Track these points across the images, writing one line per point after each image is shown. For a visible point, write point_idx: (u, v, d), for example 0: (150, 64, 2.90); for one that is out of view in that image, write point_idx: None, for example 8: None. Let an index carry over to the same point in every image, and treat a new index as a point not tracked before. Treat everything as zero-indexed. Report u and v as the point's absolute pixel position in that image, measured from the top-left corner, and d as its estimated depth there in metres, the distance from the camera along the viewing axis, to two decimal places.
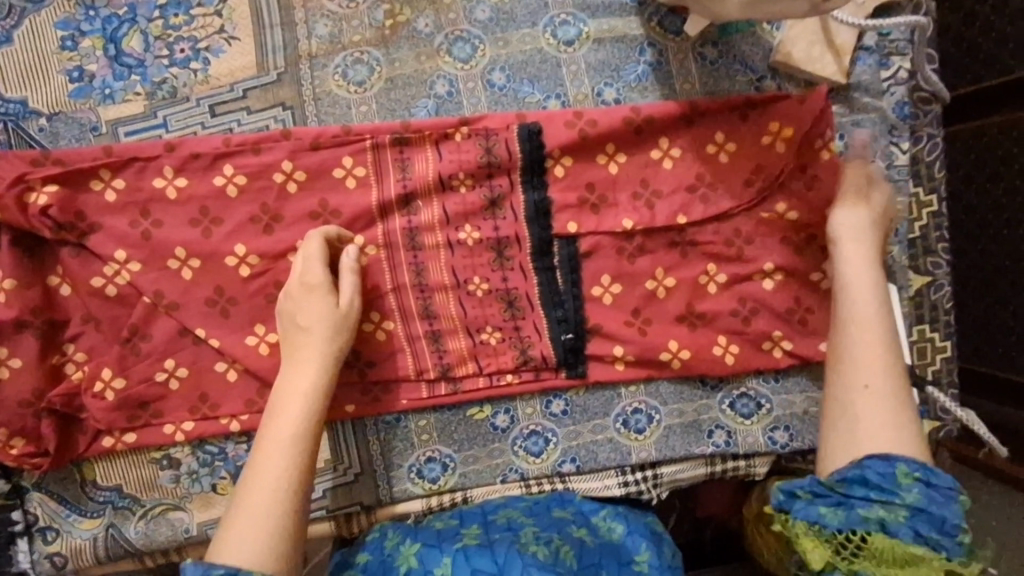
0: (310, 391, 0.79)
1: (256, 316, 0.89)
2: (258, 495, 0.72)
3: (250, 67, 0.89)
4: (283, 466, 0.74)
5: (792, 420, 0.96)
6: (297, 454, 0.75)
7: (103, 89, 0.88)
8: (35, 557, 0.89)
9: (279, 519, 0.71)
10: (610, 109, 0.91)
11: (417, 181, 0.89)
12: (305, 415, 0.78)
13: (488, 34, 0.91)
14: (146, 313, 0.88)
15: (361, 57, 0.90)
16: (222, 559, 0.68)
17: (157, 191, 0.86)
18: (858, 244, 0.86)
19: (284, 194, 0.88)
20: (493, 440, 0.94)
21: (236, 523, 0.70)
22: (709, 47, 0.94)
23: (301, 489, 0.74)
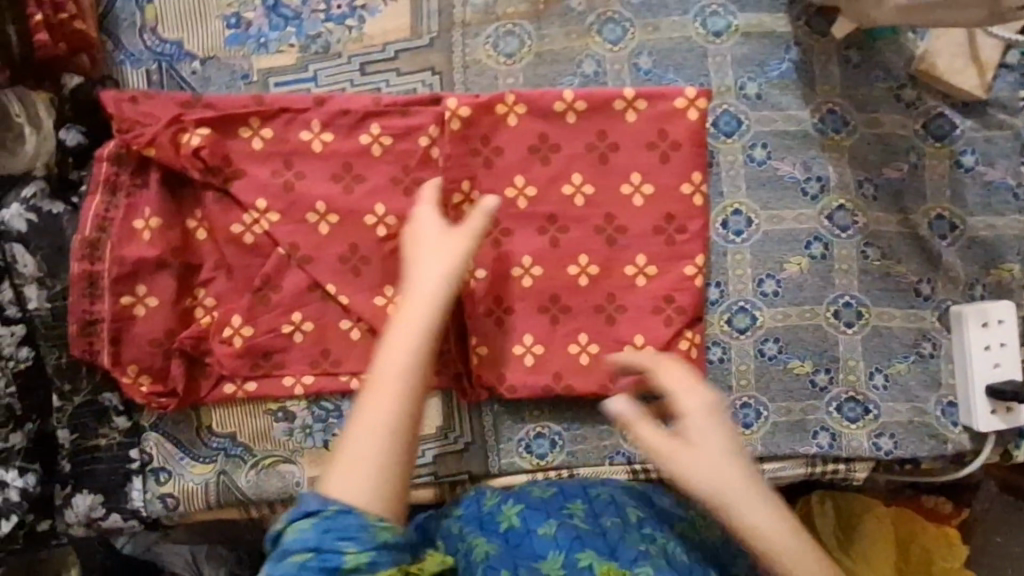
0: (414, 342, 0.67)
1: (389, 275, 0.89)
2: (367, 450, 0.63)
3: (403, 29, 0.89)
4: (387, 429, 0.64)
5: (897, 429, 0.98)
6: (400, 420, 0.65)
7: (258, 38, 0.88)
8: (148, 496, 0.89)
9: (396, 477, 0.64)
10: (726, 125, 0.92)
11: (560, 157, 0.89)
12: (407, 369, 0.66)
13: (639, 18, 0.91)
14: (281, 264, 0.88)
15: (512, 29, 0.90)
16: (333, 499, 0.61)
17: (304, 144, 0.87)
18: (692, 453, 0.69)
19: (427, 158, 0.88)
20: (603, 421, 0.95)
21: (344, 466, 0.63)
22: (853, 51, 0.95)
23: (406, 456, 0.64)
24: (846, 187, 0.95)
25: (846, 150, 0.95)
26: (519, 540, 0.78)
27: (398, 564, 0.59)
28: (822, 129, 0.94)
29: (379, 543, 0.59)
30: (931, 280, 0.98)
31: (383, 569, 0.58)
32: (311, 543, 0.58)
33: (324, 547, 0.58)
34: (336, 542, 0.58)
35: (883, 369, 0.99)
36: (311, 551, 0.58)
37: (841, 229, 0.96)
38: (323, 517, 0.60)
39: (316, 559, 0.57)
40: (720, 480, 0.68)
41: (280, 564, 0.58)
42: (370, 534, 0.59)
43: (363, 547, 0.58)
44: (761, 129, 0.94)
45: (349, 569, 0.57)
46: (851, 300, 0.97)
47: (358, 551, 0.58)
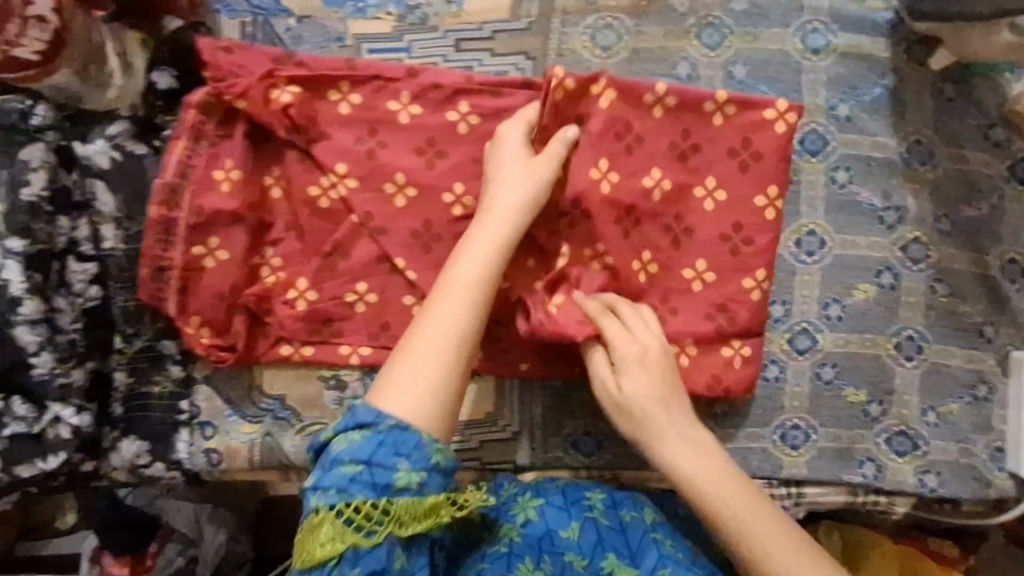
0: (481, 272, 0.75)
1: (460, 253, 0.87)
2: (422, 367, 0.69)
3: (501, 10, 0.88)
4: (444, 353, 0.70)
5: (943, 467, 0.97)
6: (457, 344, 0.71)
7: (356, 3, 0.88)
8: (193, 450, 0.87)
9: (451, 380, 0.69)
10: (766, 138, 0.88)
11: (644, 149, 0.87)
12: (469, 302, 0.73)
13: (739, 26, 0.91)
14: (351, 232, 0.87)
15: (611, 22, 0.89)
16: (393, 398, 0.67)
17: (389, 114, 0.86)
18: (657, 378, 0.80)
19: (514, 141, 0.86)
20: None
21: (404, 370, 0.69)
22: (947, 84, 0.94)
23: (458, 376, 0.70)
24: (924, 221, 0.94)
25: (928, 183, 0.94)
26: (543, 534, 0.78)
27: (444, 490, 0.66)
28: (907, 159, 0.94)
29: (430, 466, 0.65)
30: (996, 323, 0.97)
31: (431, 491, 0.64)
32: (364, 454, 0.63)
33: (374, 460, 0.63)
34: (389, 458, 0.64)
35: (936, 407, 0.98)
36: (363, 463, 0.63)
37: (913, 261, 0.95)
38: (378, 431, 0.65)
39: (367, 472, 0.63)
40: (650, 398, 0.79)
41: (331, 471, 0.64)
42: (424, 454, 0.64)
43: (416, 466, 0.64)
44: (847, 152, 0.93)
45: (398, 487, 0.63)
46: (914, 334, 0.96)
47: (410, 471, 0.64)
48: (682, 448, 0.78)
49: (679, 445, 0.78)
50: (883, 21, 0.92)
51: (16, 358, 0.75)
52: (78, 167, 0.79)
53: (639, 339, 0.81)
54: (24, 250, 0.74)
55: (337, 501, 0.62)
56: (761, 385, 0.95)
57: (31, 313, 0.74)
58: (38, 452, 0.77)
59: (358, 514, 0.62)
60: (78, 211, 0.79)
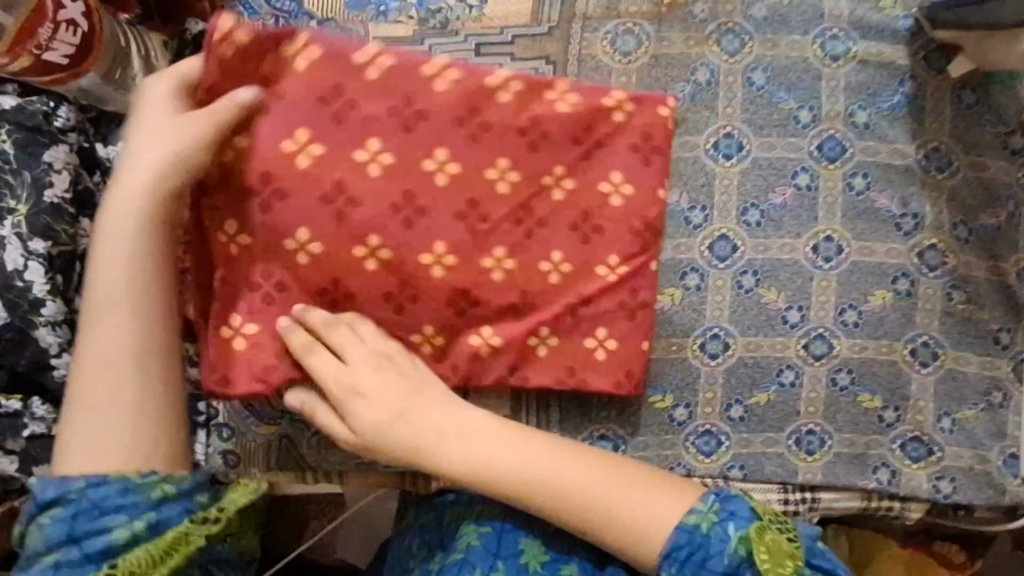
0: (142, 308, 0.76)
1: (483, 257, 0.84)
2: (100, 406, 0.73)
3: (523, 15, 0.89)
4: (117, 388, 0.75)
5: (958, 473, 0.97)
6: (127, 378, 0.75)
7: (379, 6, 0.88)
8: (211, 451, 0.91)
9: (151, 420, 0.75)
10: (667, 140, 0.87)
11: (661, 159, 0.86)
12: (138, 325, 0.75)
13: (760, 33, 0.91)
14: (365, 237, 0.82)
15: (632, 28, 0.89)
16: (75, 462, 0.72)
17: (415, 109, 0.82)
18: (384, 393, 0.81)
19: (534, 149, 0.84)
20: (667, 431, 0.94)
21: (82, 417, 0.73)
22: (967, 91, 0.94)
23: (153, 417, 0.75)
24: (941, 227, 0.95)
25: (947, 190, 0.94)
26: (508, 535, 0.81)
27: (187, 515, 0.74)
28: (926, 166, 0.94)
29: (154, 504, 0.73)
30: (1012, 330, 0.97)
31: (167, 522, 0.73)
32: (62, 532, 0.70)
33: (79, 532, 0.70)
34: (98, 520, 0.70)
35: (952, 413, 0.98)
36: (67, 543, 0.69)
37: (930, 268, 0.95)
38: (68, 505, 0.71)
39: (75, 551, 0.70)
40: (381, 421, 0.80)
41: (32, 569, 0.70)
42: (132, 508, 0.72)
43: (129, 521, 0.71)
44: (865, 158, 0.93)
45: (118, 544, 0.70)
46: (930, 340, 0.96)
47: (128, 522, 0.71)
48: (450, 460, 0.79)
49: (446, 439, 0.80)
50: (903, 28, 0.93)
51: (38, 358, 0.76)
52: (100, 169, 0.80)
53: (320, 351, 0.82)
54: (46, 251, 0.75)
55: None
56: (778, 390, 0.95)
57: (53, 314, 0.75)
58: (57, 452, 0.77)
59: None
60: (99, 213, 0.79)
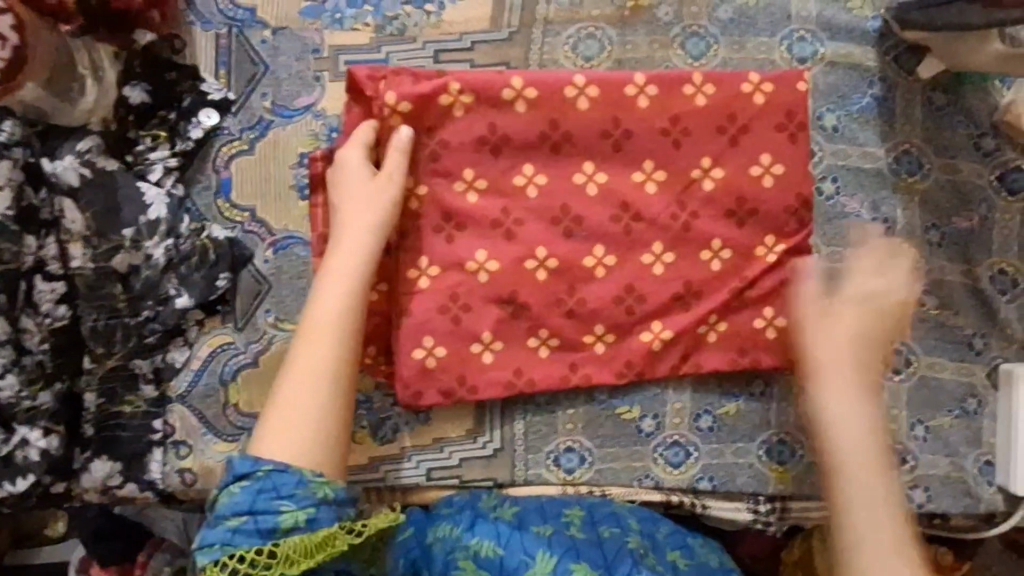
0: (345, 297, 0.70)
1: (527, 257, 0.81)
2: (320, 409, 0.65)
3: (482, 20, 0.86)
4: (308, 393, 0.65)
5: (932, 482, 0.96)
6: (341, 376, 0.67)
7: (334, 14, 0.86)
8: (167, 470, 0.83)
9: (334, 424, 0.65)
10: (648, 128, 0.82)
11: (687, 144, 0.82)
12: (346, 334, 0.68)
13: (726, 35, 0.89)
14: (414, 237, 0.80)
15: (594, 32, 0.87)
16: (271, 455, 0.62)
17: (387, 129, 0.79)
18: (850, 351, 0.68)
19: (556, 151, 0.82)
20: (636, 443, 0.93)
21: (289, 424, 0.63)
22: (938, 93, 0.92)
23: (344, 411, 0.66)
24: (914, 232, 0.93)
25: (919, 193, 0.92)
26: (511, 566, 0.75)
27: (339, 521, 0.60)
28: (897, 169, 0.92)
29: (316, 502, 0.60)
30: (986, 336, 0.95)
31: (323, 526, 0.60)
32: (237, 503, 0.59)
33: (257, 507, 0.59)
34: (271, 502, 0.59)
35: (925, 421, 0.96)
36: (245, 513, 0.59)
37: (902, 273, 0.93)
38: (257, 479, 0.60)
39: (250, 521, 0.59)
40: (831, 349, 0.68)
41: (215, 528, 0.59)
42: (308, 490, 0.60)
43: (301, 504, 0.59)
44: (835, 162, 0.91)
45: (283, 527, 0.59)
46: (901, 347, 0.95)
47: (296, 510, 0.59)
48: (842, 457, 0.64)
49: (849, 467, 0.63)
50: (872, 29, 0.91)
51: None
52: (46, 185, 0.77)
53: (858, 320, 0.70)
54: None
55: (219, 557, 0.58)
56: (747, 399, 0.94)
57: None
58: (8, 474, 0.76)
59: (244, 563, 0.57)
60: (45, 229, 0.77)
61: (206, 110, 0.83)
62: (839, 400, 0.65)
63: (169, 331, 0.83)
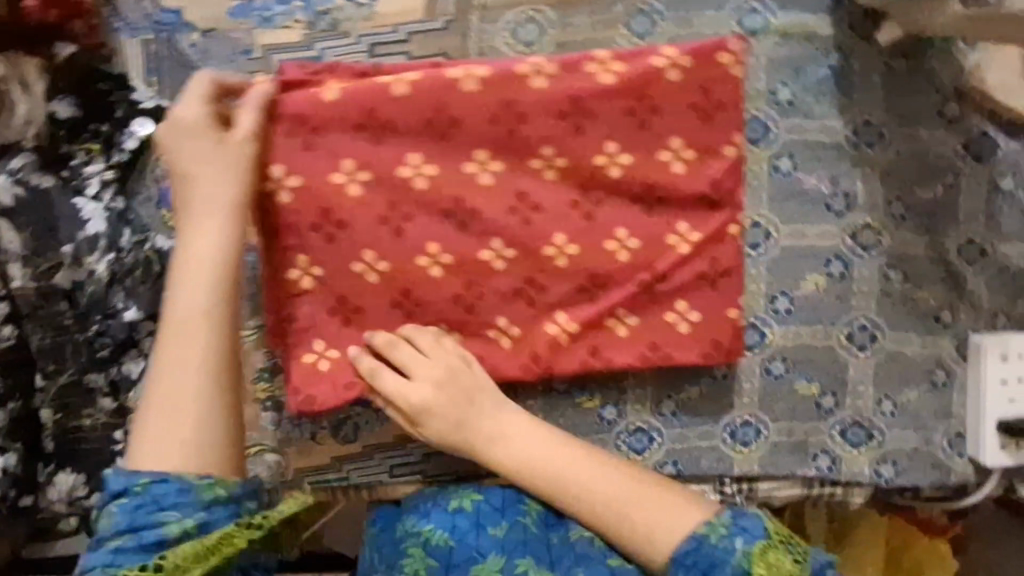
0: (207, 292, 0.74)
1: (418, 255, 0.82)
2: (182, 403, 0.72)
3: (416, 10, 0.83)
4: (188, 388, 0.72)
5: (900, 457, 0.95)
6: (207, 372, 0.73)
7: (262, 12, 0.83)
8: None
9: (208, 417, 0.72)
10: (545, 106, 0.81)
11: (592, 127, 0.81)
12: (210, 332, 0.73)
13: (671, 11, 0.85)
14: (294, 233, 0.81)
15: (534, 16, 0.84)
16: (147, 458, 0.70)
17: (313, 122, 0.79)
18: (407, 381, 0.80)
19: (448, 138, 0.81)
20: (597, 431, 0.93)
21: (161, 425, 0.71)
22: (898, 60, 0.88)
23: (213, 405, 0.72)
24: (875, 206, 0.90)
25: (880, 165, 0.89)
26: (460, 560, 0.75)
27: (233, 518, 0.71)
28: (856, 142, 0.89)
29: (204, 506, 0.70)
30: (953, 308, 0.93)
31: (216, 526, 0.70)
32: (119, 523, 0.68)
33: (136, 524, 0.68)
34: (150, 516, 0.68)
35: (893, 397, 0.94)
36: (126, 533, 0.68)
37: (864, 248, 0.91)
38: (133, 496, 0.68)
39: (133, 539, 0.68)
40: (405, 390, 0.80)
41: (97, 552, 0.68)
42: (192, 499, 0.69)
43: (190, 513, 0.69)
44: (791, 138, 0.88)
45: (170, 537, 0.68)
46: (867, 323, 0.93)
47: (179, 519, 0.69)
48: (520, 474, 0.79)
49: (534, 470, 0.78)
50: None
51: None
52: None
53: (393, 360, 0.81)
54: None
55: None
56: (710, 383, 0.93)
57: None
58: None
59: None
60: None
61: (139, 120, 0.82)
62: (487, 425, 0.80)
63: (122, 344, 0.82)
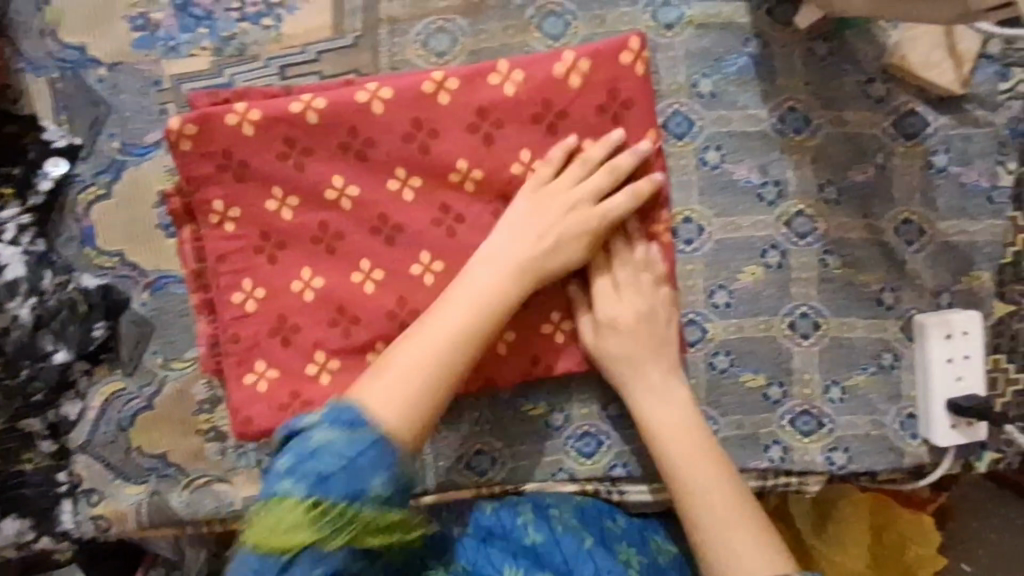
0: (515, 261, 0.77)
1: (351, 272, 0.81)
2: (414, 363, 0.73)
3: (324, 28, 0.83)
4: (427, 354, 0.73)
5: (852, 442, 0.93)
6: (470, 340, 0.75)
7: (168, 41, 0.82)
8: (80, 518, 0.85)
9: (406, 393, 0.71)
10: (456, 117, 0.81)
11: (502, 136, 0.81)
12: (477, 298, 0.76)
13: (584, 11, 0.84)
14: (233, 263, 0.81)
15: (443, 25, 0.83)
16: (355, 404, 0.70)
17: (239, 154, 0.79)
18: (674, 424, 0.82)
19: (368, 159, 0.80)
20: (546, 437, 0.92)
21: (397, 388, 0.71)
22: (820, 43, 0.87)
23: (451, 369, 0.74)
24: (806, 192, 0.89)
25: (809, 151, 0.88)
26: None
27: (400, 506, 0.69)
28: (782, 129, 0.88)
29: (397, 480, 0.68)
30: (896, 289, 0.92)
31: (393, 510, 0.68)
32: (353, 454, 0.66)
33: (354, 463, 0.66)
34: (374, 469, 0.66)
35: (840, 382, 0.93)
36: (342, 462, 0.66)
37: (800, 236, 0.90)
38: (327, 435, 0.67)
39: (342, 475, 0.65)
40: (668, 426, 0.82)
41: (292, 471, 0.66)
42: (397, 471, 0.68)
43: (388, 482, 0.67)
44: (716, 130, 0.87)
45: (372, 498, 0.66)
46: (809, 311, 0.91)
47: (382, 485, 0.67)
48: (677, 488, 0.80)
49: (698, 487, 0.79)
50: None
51: None
52: None
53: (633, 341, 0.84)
54: None
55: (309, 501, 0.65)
56: None
57: None
58: None
59: (332, 514, 0.65)
60: None
61: (53, 159, 0.82)
62: (653, 412, 0.83)
63: (58, 386, 0.84)
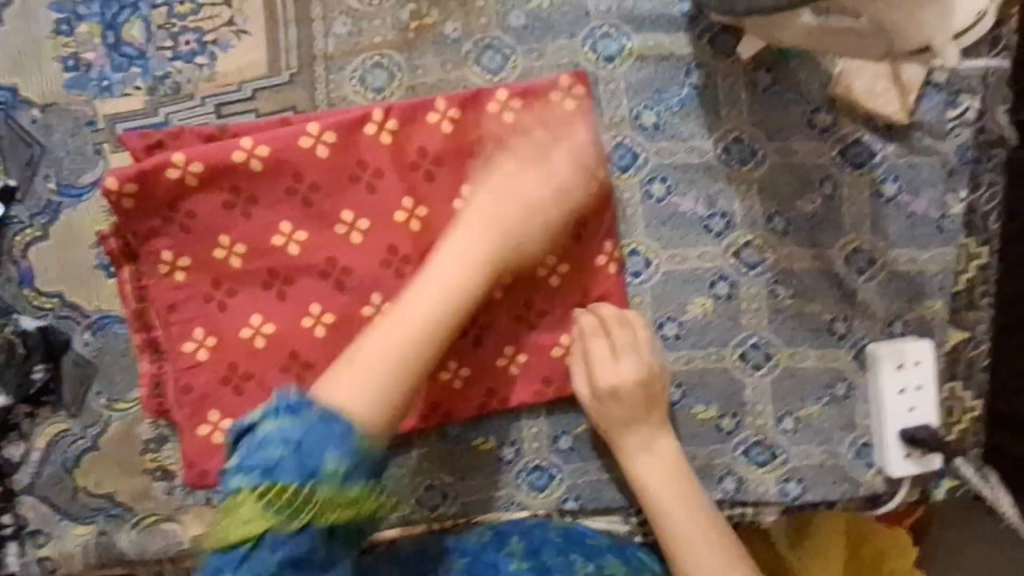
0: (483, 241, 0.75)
1: (301, 316, 0.81)
2: (386, 357, 0.68)
3: (259, 66, 0.82)
4: (405, 343, 0.70)
5: (807, 472, 0.92)
6: (440, 329, 0.71)
7: (101, 81, 0.81)
8: (25, 560, 0.84)
9: (381, 383, 0.67)
10: (396, 157, 0.81)
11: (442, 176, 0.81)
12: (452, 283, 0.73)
13: (522, 44, 0.84)
14: (182, 312, 0.81)
15: (380, 61, 0.82)
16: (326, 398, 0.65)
17: (186, 206, 0.79)
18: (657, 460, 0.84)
19: (313, 204, 0.81)
20: (497, 472, 0.89)
21: (362, 368, 0.67)
22: (763, 73, 0.86)
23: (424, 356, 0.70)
24: (755, 223, 0.88)
25: (755, 181, 0.87)
26: None
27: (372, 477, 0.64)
28: (727, 160, 0.87)
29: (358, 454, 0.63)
30: (847, 319, 0.91)
31: (355, 484, 0.63)
32: (296, 437, 0.61)
33: (304, 446, 0.61)
34: (322, 445, 0.62)
35: (793, 413, 0.92)
36: (292, 446, 0.61)
37: (749, 266, 0.89)
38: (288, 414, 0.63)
39: (293, 457, 0.61)
40: (652, 463, 0.84)
41: (253, 453, 0.62)
42: (353, 443, 0.63)
43: (342, 455, 0.62)
44: (660, 161, 0.86)
45: (327, 475, 0.61)
46: (760, 341, 0.90)
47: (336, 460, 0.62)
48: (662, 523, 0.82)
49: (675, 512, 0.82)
50: (680, 13, 0.85)
51: None
52: None
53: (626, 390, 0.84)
54: None
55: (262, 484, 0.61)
56: None
57: None
58: None
59: (284, 497, 0.61)
60: None
61: None
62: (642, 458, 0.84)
63: None
